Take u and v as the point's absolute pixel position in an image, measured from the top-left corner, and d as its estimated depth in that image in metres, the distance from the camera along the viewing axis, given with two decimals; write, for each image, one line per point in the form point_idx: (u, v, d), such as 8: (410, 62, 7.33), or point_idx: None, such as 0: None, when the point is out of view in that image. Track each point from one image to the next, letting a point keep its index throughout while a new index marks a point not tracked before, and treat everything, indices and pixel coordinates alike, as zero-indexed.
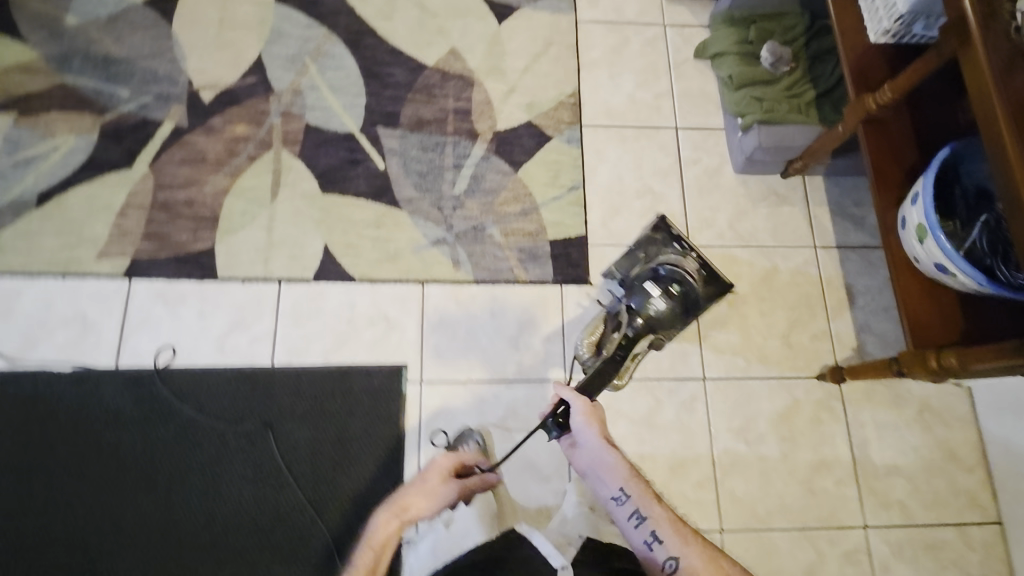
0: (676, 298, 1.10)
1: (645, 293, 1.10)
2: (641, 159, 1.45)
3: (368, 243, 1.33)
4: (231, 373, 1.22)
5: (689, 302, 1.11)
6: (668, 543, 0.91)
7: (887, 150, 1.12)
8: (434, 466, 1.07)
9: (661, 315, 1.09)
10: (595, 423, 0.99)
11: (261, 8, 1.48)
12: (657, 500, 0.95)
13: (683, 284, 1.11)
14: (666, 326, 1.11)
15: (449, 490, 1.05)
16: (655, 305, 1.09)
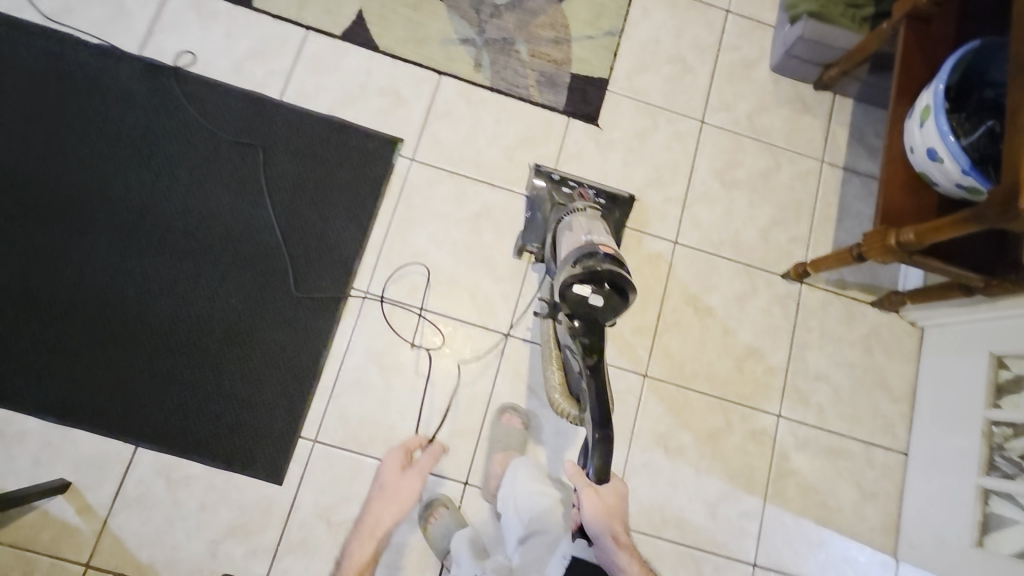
0: (607, 288, 0.99)
1: (581, 299, 0.99)
2: (684, 29, 1.45)
3: (400, 21, 1.35)
4: (241, 93, 1.27)
5: (620, 285, 0.99)
6: None
7: (921, 50, 1.13)
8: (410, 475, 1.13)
9: (603, 307, 1.00)
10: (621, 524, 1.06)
11: None
12: None
13: (600, 273, 0.98)
14: (617, 312, 1.02)
15: (413, 482, 1.12)
16: (591, 301, 0.99)
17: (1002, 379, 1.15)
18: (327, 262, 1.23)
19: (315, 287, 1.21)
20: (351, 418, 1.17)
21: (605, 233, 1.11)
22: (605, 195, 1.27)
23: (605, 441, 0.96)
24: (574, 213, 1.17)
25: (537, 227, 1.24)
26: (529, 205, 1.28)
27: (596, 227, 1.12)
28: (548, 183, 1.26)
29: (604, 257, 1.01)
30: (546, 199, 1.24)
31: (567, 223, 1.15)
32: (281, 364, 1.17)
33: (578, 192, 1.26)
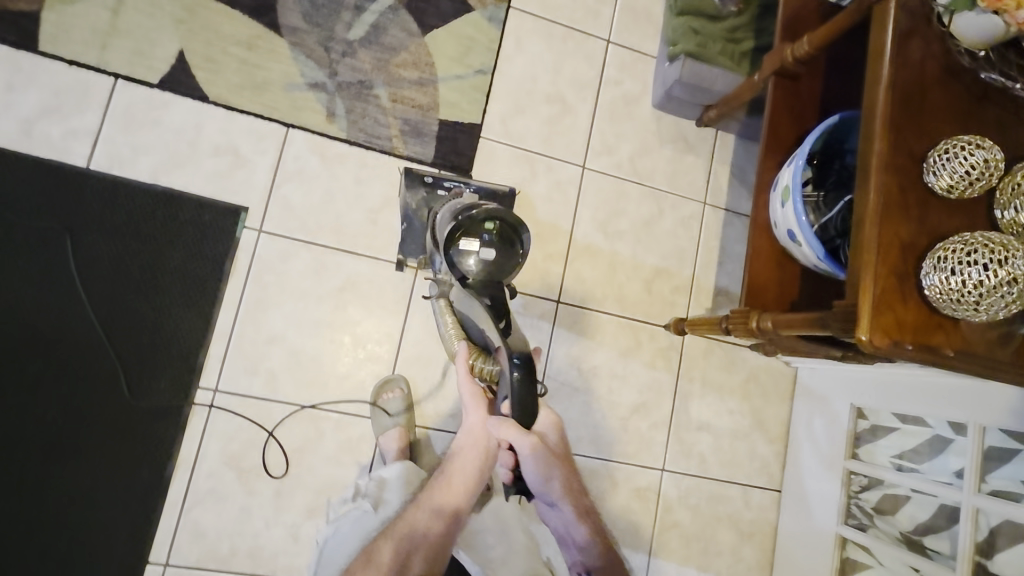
0: (494, 235, 0.97)
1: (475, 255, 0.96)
2: (562, 63, 1.34)
3: (232, 64, 1.16)
4: (35, 162, 1.06)
5: (505, 231, 0.97)
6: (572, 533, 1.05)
7: (789, 110, 1.09)
8: (478, 424, 1.00)
9: (494, 257, 0.97)
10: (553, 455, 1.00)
11: None
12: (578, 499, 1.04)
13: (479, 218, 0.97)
14: (506, 266, 0.97)
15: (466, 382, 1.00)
16: (480, 254, 0.96)
17: (860, 428, 1.21)
18: (163, 360, 1.07)
19: (151, 391, 1.06)
20: (207, 532, 1.07)
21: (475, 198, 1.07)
22: (485, 189, 1.25)
23: (525, 368, 0.87)
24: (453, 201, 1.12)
25: (416, 235, 1.20)
26: (404, 217, 1.20)
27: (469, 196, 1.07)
28: (417, 192, 1.21)
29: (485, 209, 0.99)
30: (421, 206, 1.20)
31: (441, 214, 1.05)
32: (116, 485, 1.03)
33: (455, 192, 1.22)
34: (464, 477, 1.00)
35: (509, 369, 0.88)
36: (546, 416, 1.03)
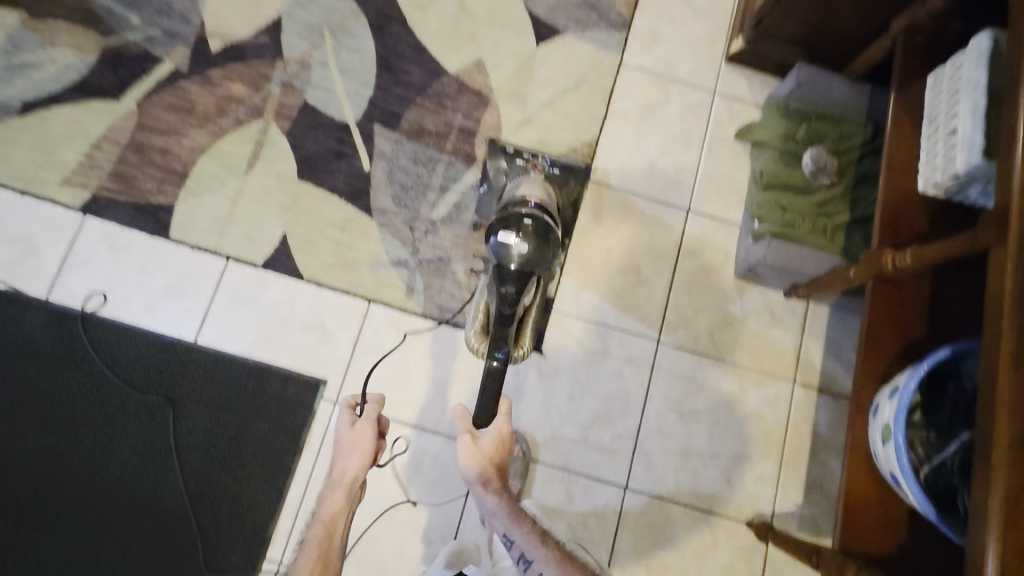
0: (530, 231, 1.00)
1: (507, 245, 0.97)
2: (639, 234, 1.33)
3: (326, 245, 1.26)
4: (152, 338, 1.20)
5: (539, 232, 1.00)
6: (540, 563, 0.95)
7: (891, 319, 0.99)
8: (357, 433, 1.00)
9: (529, 254, 0.98)
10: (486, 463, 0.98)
11: None
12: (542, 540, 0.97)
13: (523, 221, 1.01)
14: (535, 264, 0.98)
15: (365, 433, 0.99)
16: (517, 250, 0.97)
17: None
18: (238, 532, 1.13)
19: (224, 563, 1.12)
20: None
21: (540, 190, 1.16)
22: (561, 164, 1.34)
23: (505, 364, 0.95)
24: (523, 181, 1.21)
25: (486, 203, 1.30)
26: (483, 177, 1.32)
27: (535, 181, 1.18)
28: (505, 157, 1.32)
29: (530, 211, 1.05)
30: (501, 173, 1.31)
31: (510, 187, 1.21)
32: None
33: (533, 164, 1.32)
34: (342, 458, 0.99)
35: (490, 365, 0.95)
36: (504, 419, 1.01)
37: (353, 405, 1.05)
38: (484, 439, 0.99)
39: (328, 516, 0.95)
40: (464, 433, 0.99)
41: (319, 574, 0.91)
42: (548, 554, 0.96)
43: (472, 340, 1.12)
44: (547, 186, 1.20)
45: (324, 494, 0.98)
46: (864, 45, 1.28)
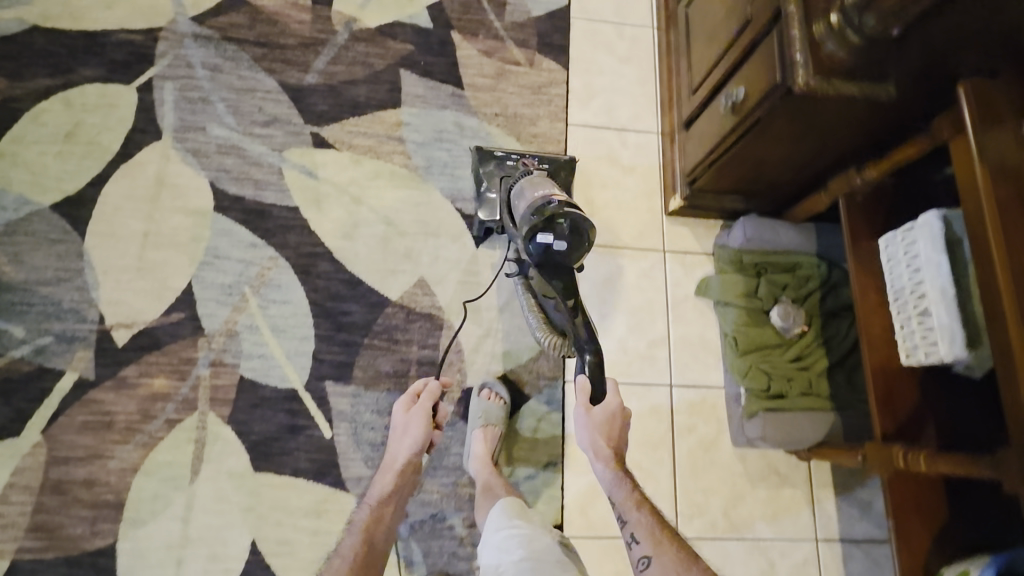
0: (567, 230, 1.00)
1: (551, 249, 1.00)
2: (628, 425, 1.29)
3: (304, 541, 1.13)
4: None
5: (578, 222, 1.01)
6: (643, 546, 1.01)
7: (916, 512, 1.01)
8: (402, 420, 1.15)
9: (570, 250, 1.02)
10: (597, 426, 1.16)
11: (196, 219, 1.26)
12: (639, 506, 1.06)
13: (552, 215, 1.00)
14: (577, 256, 1.04)
15: (419, 414, 1.14)
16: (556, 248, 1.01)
17: None
18: None
19: None
20: None
21: (554, 183, 1.12)
22: (549, 160, 1.31)
23: (596, 355, 1.09)
24: (524, 180, 1.16)
25: (495, 205, 1.24)
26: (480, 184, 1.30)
27: (539, 180, 1.13)
28: (494, 164, 1.30)
29: (557, 205, 1.02)
30: (496, 174, 1.28)
31: (516, 191, 1.15)
32: None
33: (522, 163, 1.30)
34: (399, 449, 1.11)
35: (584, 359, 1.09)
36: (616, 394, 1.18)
37: (415, 391, 1.20)
38: (596, 411, 1.16)
39: (377, 499, 1.06)
40: (583, 407, 1.18)
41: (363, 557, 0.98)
42: (643, 519, 1.04)
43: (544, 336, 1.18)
44: (546, 176, 1.17)
45: (376, 479, 1.08)
46: (800, 189, 1.29)
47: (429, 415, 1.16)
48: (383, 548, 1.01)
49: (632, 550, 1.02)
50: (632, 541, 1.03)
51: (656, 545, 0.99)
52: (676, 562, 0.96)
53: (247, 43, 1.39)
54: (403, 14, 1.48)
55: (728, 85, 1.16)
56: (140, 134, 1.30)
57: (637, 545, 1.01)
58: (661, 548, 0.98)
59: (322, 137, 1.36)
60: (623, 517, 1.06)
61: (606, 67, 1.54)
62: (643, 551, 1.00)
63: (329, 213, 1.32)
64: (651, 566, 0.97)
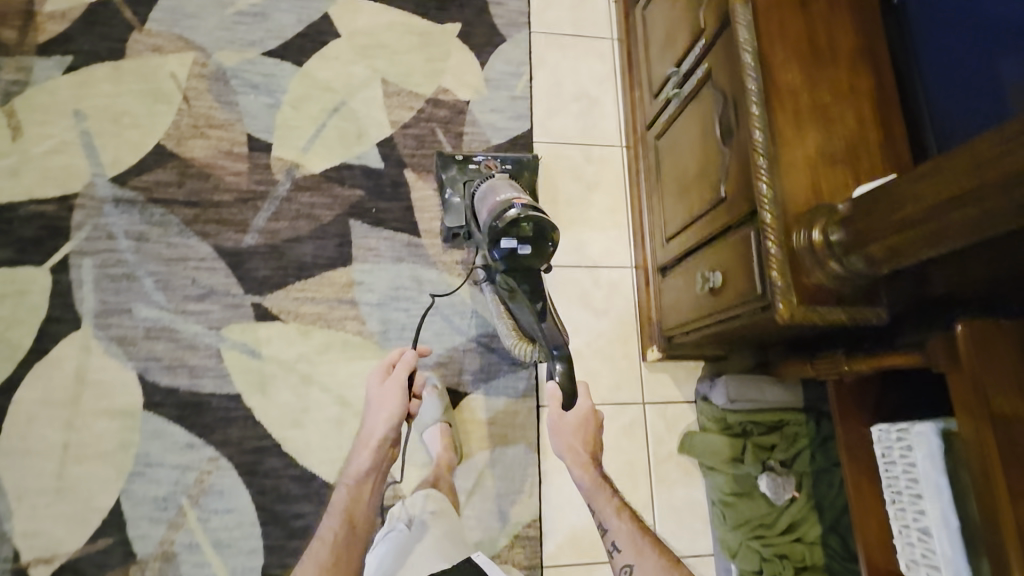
0: (529, 233, 0.97)
1: (516, 254, 0.98)
2: None
3: None
4: None
5: (542, 225, 0.97)
6: (625, 553, 1.00)
7: None
8: (381, 405, 1.05)
9: (533, 253, 1.00)
10: (581, 424, 1.15)
11: (123, 420, 1.13)
12: (620, 513, 1.05)
13: (514, 218, 0.95)
14: (535, 262, 1.02)
15: (393, 391, 1.06)
16: (521, 250, 0.98)
17: None
18: None
19: None
20: None
21: (517, 185, 1.10)
22: (512, 160, 1.31)
23: (565, 359, 0.98)
24: (490, 181, 1.14)
25: (459, 211, 1.25)
26: (444, 189, 1.28)
27: (503, 183, 1.09)
28: (455, 166, 1.29)
29: (521, 207, 0.99)
30: (459, 178, 1.26)
31: (482, 191, 1.11)
32: None
33: (486, 165, 1.28)
34: (374, 428, 1.04)
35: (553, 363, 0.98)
36: (586, 399, 1.16)
37: (391, 360, 1.12)
38: (568, 417, 1.15)
39: (353, 485, 1.00)
40: (556, 415, 1.16)
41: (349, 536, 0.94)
42: (625, 526, 1.03)
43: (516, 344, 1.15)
44: (512, 180, 1.14)
45: (353, 454, 1.03)
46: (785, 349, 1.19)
47: (404, 392, 1.07)
48: (368, 530, 0.97)
49: None
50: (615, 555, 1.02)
51: (639, 558, 0.99)
52: (661, 568, 0.96)
53: (176, 203, 1.26)
54: (350, 154, 1.35)
55: (704, 263, 1.07)
56: (55, 323, 1.16)
57: None
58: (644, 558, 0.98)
59: (264, 308, 1.23)
60: (603, 523, 1.05)
61: (575, 196, 1.43)
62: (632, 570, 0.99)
63: (276, 397, 1.19)
64: None
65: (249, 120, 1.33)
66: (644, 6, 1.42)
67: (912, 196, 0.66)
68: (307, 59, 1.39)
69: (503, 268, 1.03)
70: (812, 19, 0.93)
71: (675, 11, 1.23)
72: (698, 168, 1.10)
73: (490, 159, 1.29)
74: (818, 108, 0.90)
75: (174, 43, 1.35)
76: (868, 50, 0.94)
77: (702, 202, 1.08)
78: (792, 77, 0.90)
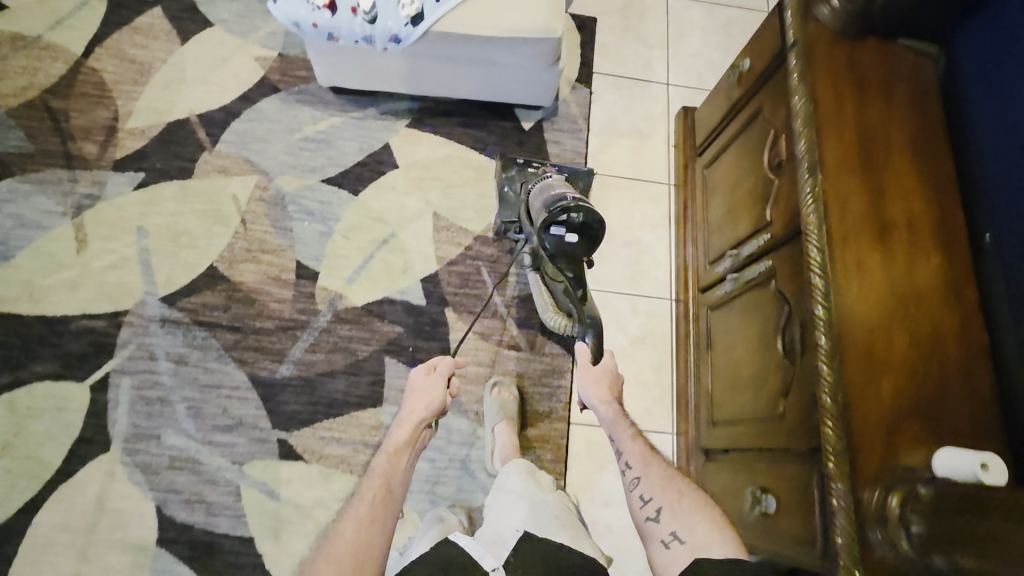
0: (577, 224, 0.98)
1: (563, 242, 1.00)
2: None
3: None
4: None
5: (590, 218, 0.98)
6: (636, 468, 1.02)
7: None
8: (416, 390, 1.09)
9: (576, 245, 1.01)
10: (606, 377, 1.19)
11: (135, 555, 1.12)
12: (634, 437, 1.08)
13: (566, 207, 0.97)
14: (574, 256, 1.03)
15: (439, 382, 1.10)
16: (567, 240, 1.00)
17: None
18: None
19: None
20: None
21: (570, 185, 1.10)
22: (567, 170, 1.36)
23: (597, 334, 1.09)
24: (546, 182, 1.15)
25: (512, 207, 1.30)
26: (501, 187, 1.32)
27: (559, 182, 1.12)
28: (514, 166, 1.32)
29: (571, 199, 0.99)
30: (518, 177, 1.29)
31: (537, 190, 1.14)
32: None
33: (543, 170, 1.32)
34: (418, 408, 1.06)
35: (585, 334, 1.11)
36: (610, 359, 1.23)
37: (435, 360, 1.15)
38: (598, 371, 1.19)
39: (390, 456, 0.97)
40: (583, 365, 1.20)
41: (378, 505, 0.88)
42: (637, 447, 1.06)
43: (553, 318, 1.27)
44: (566, 181, 1.14)
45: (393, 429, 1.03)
46: None
47: (445, 387, 1.11)
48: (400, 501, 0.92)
49: (642, 508, 0.95)
50: (653, 519, 0.93)
51: (650, 481, 0.98)
52: (665, 476, 0.98)
53: (219, 327, 1.27)
54: (393, 288, 1.35)
55: (753, 477, 1.02)
56: (85, 444, 1.17)
57: (646, 500, 0.96)
58: (654, 480, 0.98)
59: (289, 446, 1.21)
60: (619, 446, 1.08)
61: (618, 349, 1.39)
62: (657, 503, 0.94)
63: (288, 545, 1.15)
64: (664, 516, 0.92)
65: (300, 247, 1.36)
66: (706, 166, 1.41)
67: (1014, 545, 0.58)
68: (364, 189, 1.42)
69: (546, 254, 1.04)
70: (890, 258, 0.90)
71: (738, 194, 1.22)
72: (755, 371, 1.06)
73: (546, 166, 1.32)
74: (895, 355, 0.85)
75: (241, 165, 1.40)
76: (951, 295, 0.89)
77: (755, 408, 1.04)
78: (868, 321, 0.87)
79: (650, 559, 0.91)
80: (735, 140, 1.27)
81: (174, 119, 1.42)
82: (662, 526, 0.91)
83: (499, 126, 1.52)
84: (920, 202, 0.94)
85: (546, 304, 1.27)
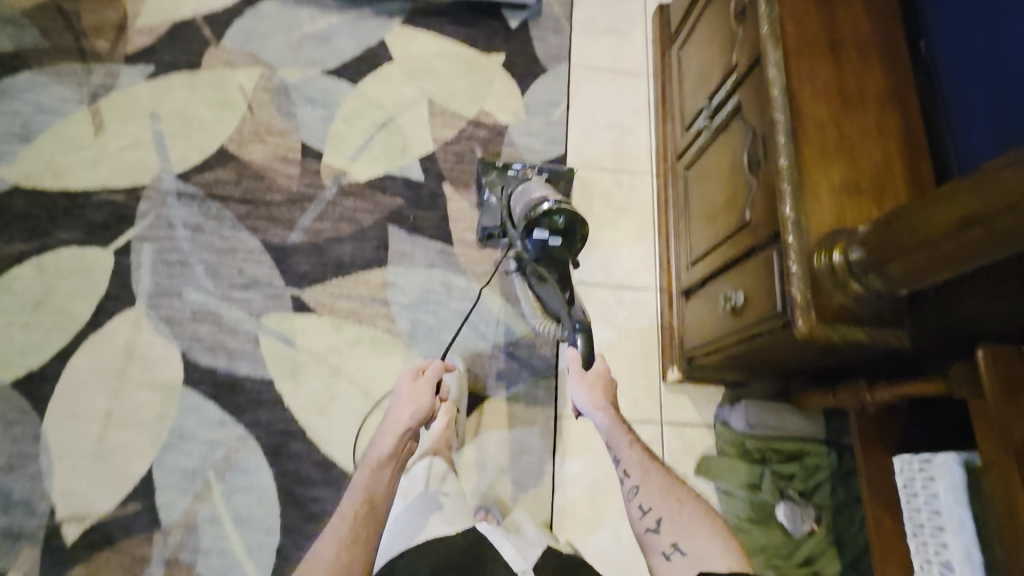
0: (559, 227, 1.03)
1: (546, 246, 1.05)
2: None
3: None
4: None
5: (570, 218, 1.03)
6: (634, 476, 1.02)
7: None
8: (405, 394, 1.09)
9: (558, 249, 1.06)
10: (599, 383, 1.17)
11: (164, 395, 1.21)
12: (632, 446, 1.07)
13: (548, 211, 1.02)
14: (558, 258, 1.08)
15: (425, 389, 1.09)
16: (550, 242, 1.05)
17: None
18: None
19: None
20: None
21: (551, 187, 1.16)
22: (549, 170, 1.34)
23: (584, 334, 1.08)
24: (527, 186, 1.19)
25: (494, 211, 1.33)
26: (484, 190, 1.36)
27: (541, 184, 1.17)
28: (499, 171, 1.35)
29: (553, 203, 1.04)
30: (499, 182, 1.32)
31: (518, 196, 1.17)
32: None
33: (523, 173, 1.34)
34: (404, 417, 1.04)
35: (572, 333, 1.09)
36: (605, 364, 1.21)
37: (420, 367, 1.15)
38: (589, 376, 1.18)
39: (372, 473, 0.95)
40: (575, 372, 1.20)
41: (362, 522, 0.88)
42: (634, 456, 1.05)
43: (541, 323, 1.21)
44: (549, 184, 1.20)
45: (375, 440, 1.01)
46: (816, 377, 1.20)
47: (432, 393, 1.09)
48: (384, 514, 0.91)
49: (641, 519, 0.97)
50: (654, 530, 0.94)
51: (648, 492, 0.99)
52: (663, 484, 0.99)
53: (232, 199, 1.36)
54: (393, 166, 1.45)
55: (728, 286, 1.12)
56: (112, 300, 1.26)
57: (645, 509, 0.97)
58: (652, 489, 0.99)
59: (302, 300, 1.31)
60: (616, 455, 1.08)
61: (605, 217, 1.48)
62: (657, 514, 0.95)
63: (305, 386, 1.25)
64: (665, 526, 0.93)
65: (305, 130, 1.45)
66: (680, 48, 1.51)
67: (939, 230, 0.69)
68: (363, 79, 1.52)
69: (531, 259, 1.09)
70: (841, 66, 1.00)
71: (710, 55, 1.32)
72: (727, 196, 1.17)
73: (534, 168, 1.34)
74: (846, 142, 0.96)
75: (246, 59, 1.49)
76: (895, 95, 1.00)
77: (728, 227, 1.14)
78: (821, 116, 0.97)
79: (650, 568, 0.92)
80: (706, 11, 1.37)
81: (180, 18, 1.50)
82: (663, 537, 0.92)
83: (487, 24, 1.62)
84: (867, 22, 1.05)
85: (535, 310, 1.21)
